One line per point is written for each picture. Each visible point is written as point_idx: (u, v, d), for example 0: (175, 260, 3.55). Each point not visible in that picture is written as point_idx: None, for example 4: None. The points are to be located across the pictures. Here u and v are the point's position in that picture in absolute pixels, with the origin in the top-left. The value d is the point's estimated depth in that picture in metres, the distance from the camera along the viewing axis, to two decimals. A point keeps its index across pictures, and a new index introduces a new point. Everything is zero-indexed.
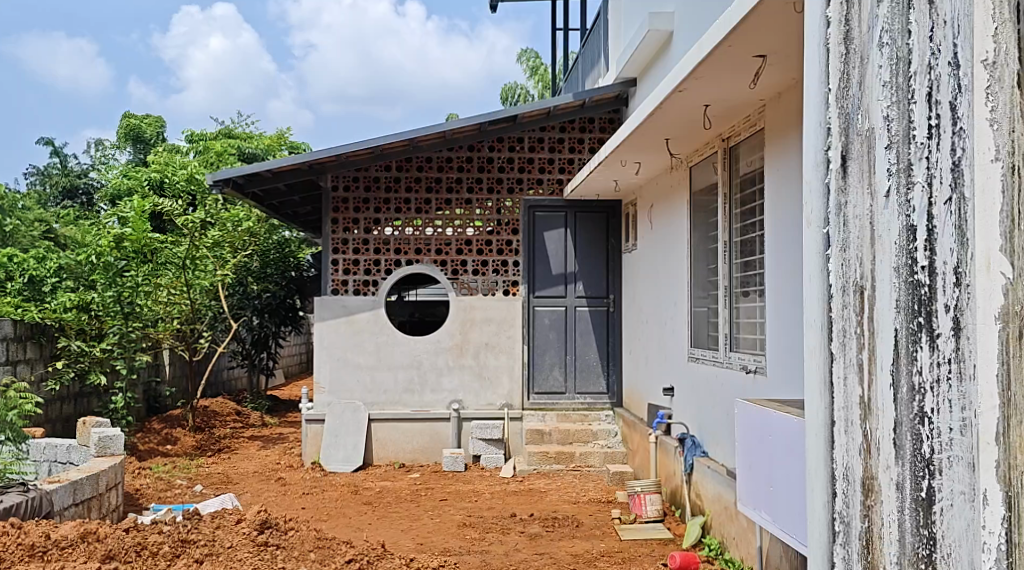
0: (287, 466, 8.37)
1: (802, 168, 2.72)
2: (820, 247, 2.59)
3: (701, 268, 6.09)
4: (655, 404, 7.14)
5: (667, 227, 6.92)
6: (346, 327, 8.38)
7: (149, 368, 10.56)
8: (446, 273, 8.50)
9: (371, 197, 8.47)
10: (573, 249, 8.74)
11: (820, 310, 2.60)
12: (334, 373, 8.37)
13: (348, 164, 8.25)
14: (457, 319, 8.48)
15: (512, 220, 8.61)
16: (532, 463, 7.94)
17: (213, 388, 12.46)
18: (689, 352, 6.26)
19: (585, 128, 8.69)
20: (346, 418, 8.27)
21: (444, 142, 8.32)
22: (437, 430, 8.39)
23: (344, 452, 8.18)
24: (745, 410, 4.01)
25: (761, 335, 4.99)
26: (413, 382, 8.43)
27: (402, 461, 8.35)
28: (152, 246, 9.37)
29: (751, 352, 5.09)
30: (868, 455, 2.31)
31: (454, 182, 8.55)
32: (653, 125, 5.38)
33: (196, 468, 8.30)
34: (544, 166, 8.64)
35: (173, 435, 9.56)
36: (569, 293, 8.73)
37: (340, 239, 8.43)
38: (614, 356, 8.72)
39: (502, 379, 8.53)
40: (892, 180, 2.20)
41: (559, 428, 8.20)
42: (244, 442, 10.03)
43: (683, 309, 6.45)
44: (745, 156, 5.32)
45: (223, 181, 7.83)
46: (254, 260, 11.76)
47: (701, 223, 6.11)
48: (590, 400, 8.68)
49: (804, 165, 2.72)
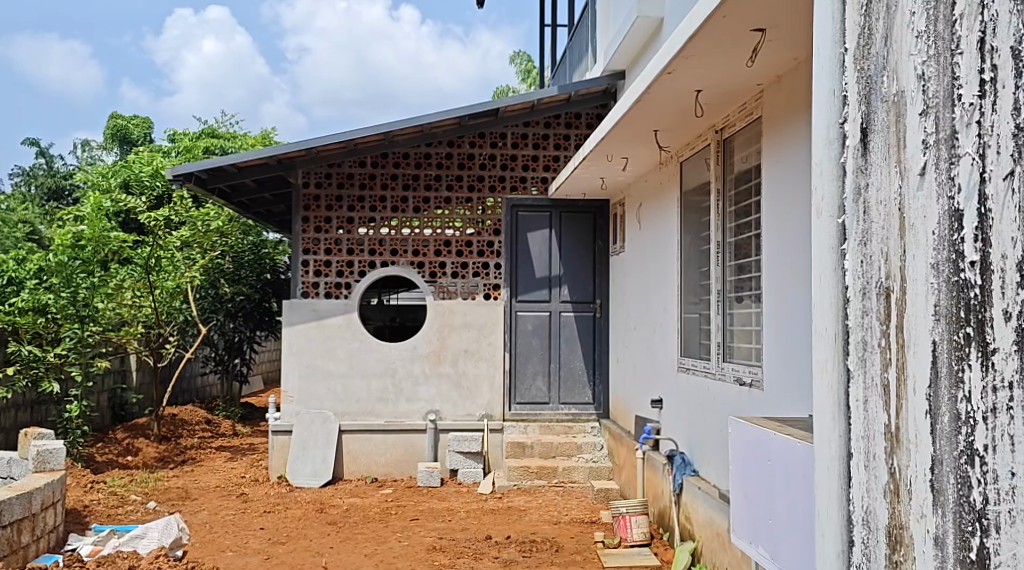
0: (253, 481, 7.88)
1: (811, 145, 2.26)
2: (834, 240, 2.13)
3: (693, 271, 5.64)
4: (643, 417, 6.68)
5: (656, 227, 6.46)
6: (317, 333, 7.90)
7: (112, 374, 10.07)
8: (423, 276, 8.03)
9: (344, 194, 8.00)
10: (557, 251, 8.29)
11: (832, 317, 2.14)
12: (303, 382, 7.88)
13: (319, 159, 7.77)
14: (435, 325, 8.01)
15: (494, 221, 8.14)
16: (512, 479, 7.46)
17: (184, 395, 11.97)
18: (679, 362, 5.81)
19: (571, 124, 8.24)
20: (315, 429, 7.78)
21: (421, 136, 7.86)
22: (413, 443, 7.90)
23: (313, 465, 7.69)
24: (742, 431, 3.54)
25: (757, 345, 4.53)
26: (387, 391, 7.94)
27: (374, 476, 7.87)
28: (113, 245, 8.83)
29: (747, 363, 4.64)
30: (896, 501, 1.86)
31: (432, 180, 8.09)
32: (642, 114, 4.93)
33: (154, 482, 7.81)
34: (528, 164, 8.18)
35: (134, 446, 9.07)
36: (553, 297, 8.27)
37: (311, 239, 7.95)
38: (601, 364, 8.26)
39: (482, 389, 8.05)
40: (930, 153, 1.75)
41: (542, 441, 7.72)
42: (211, 453, 9.53)
43: (674, 315, 5.99)
44: (741, 150, 4.88)
45: (183, 175, 7.35)
46: (227, 262, 11.28)
47: (693, 224, 5.66)
48: (575, 411, 8.23)
49: (814, 142, 2.26)
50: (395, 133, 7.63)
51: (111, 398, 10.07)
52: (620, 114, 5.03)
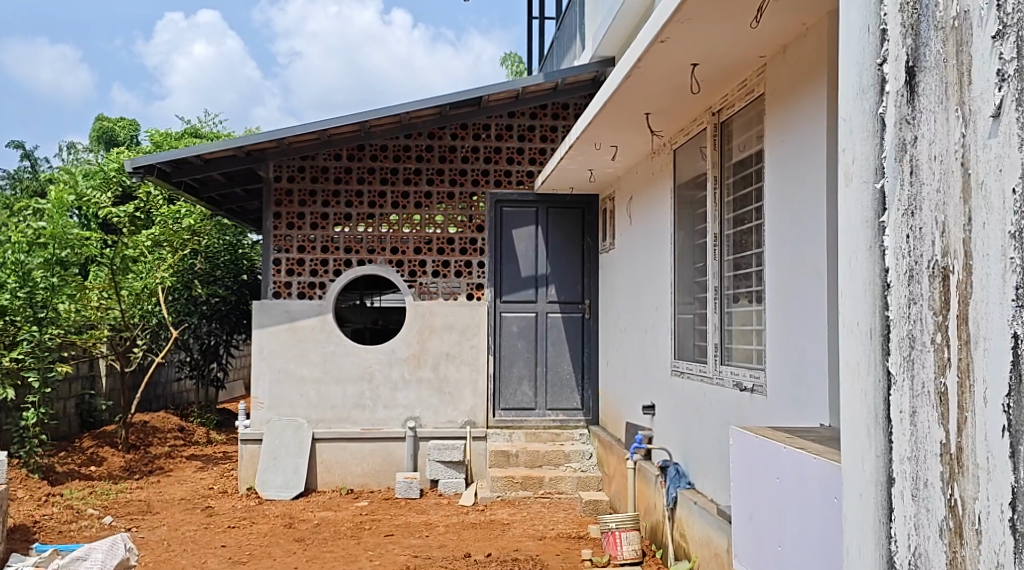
0: (220, 493, 7.41)
1: (840, 97, 1.84)
2: (869, 212, 1.71)
3: (688, 268, 5.22)
4: (635, 424, 6.26)
5: (648, 221, 6.05)
6: (289, 335, 7.45)
7: (80, 379, 9.64)
8: (402, 275, 7.59)
9: (318, 189, 7.56)
10: (544, 248, 7.87)
11: (867, 307, 1.72)
12: (274, 387, 7.43)
13: (291, 152, 7.34)
14: (414, 327, 7.57)
15: (477, 217, 7.71)
16: (494, 490, 7.01)
17: (156, 401, 11.48)
18: (673, 365, 5.38)
19: (558, 115, 7.81)
20: (287, 438, 7.33)
21: (400, 127, 7.44)
22: (391, 452, 7.46)
23: (283, 476, 7.24)
24: (748, 443, 3.08)
25: (758, 347, 4.12)
26: (363, 397, 7.49)
27: (350, 487, 7.42)
28: (77, 242, 8.26)
29: (747, 366, 4.22)
30: (958, 544, 1.44)
31: (411, 173, 7.65)
32: (633, 91, 4.50)
33: (115, 494, 7.32)
34: (512, 157, 7.76)
35: (98, 456, 8.61)
36: (540, 297, 7.84)
37: (283, 236, 7.50)
38: (590, 368, 7.84)
39: (464, 394, 7.60)
40: (1008, 88, 1.34)
41: (527, 450, 7.27)
42: (180, 462, 9.05)
43: (667, 315, 5.57)
44: (740, 133, 4.47)
45: (144, 168, 6.89)
46: (200, 262, 10.79)
47: (688, 218, 5.24)
48: (563, 417, 7.80)
49: (842, 93, 1.84)
50: (371, 123, 7.19)
51: (79, 404, 9.66)
52: (609, 93, 4.61)
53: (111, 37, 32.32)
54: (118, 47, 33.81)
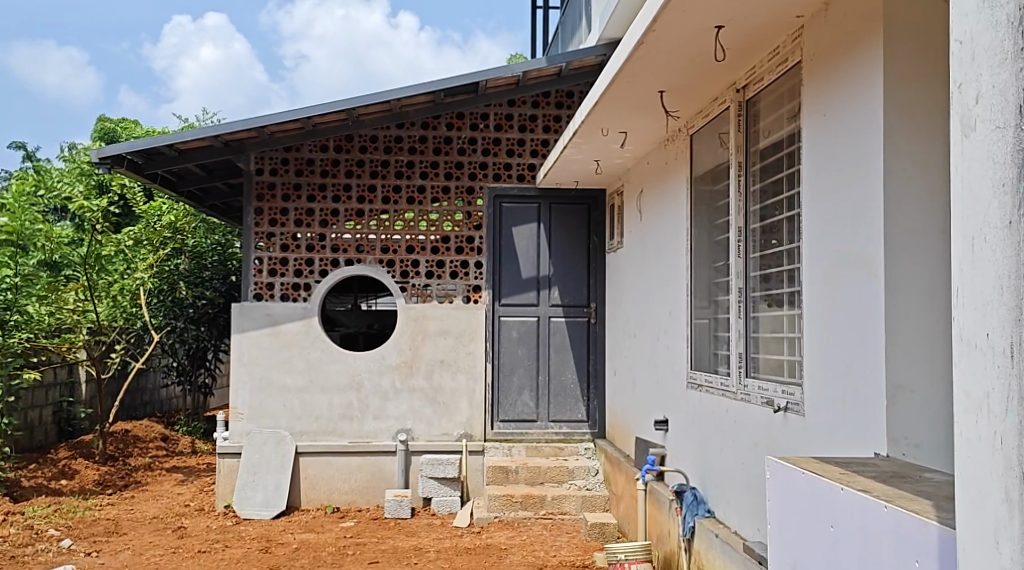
0: (196, 511, 6.86)
1: (953, 40, 1.61)
2: (1009, 174, 1.47)
3: (706, 268, 4.66)
4: (645, 440, 5.69)
5: (660, 216, 5.49)
6: (271, 340, 6.90)
7: (57, 386, 9.23)
8: (394, 276, 7.03)
9: (303, 183, 7.02)
10: (546, 247, 7.31)
11: (1003, 308, 1.49)
12: (255, 397, 6.88)
13: (272, 142, 6.80)
14: (406, 332, 7.01)
15: (474, 213, 7.17)
16: (491, 509, 6.44)
17: (142, 408, 11.00)
18: (688, 377, 4.82)
19: (562, 103, 7.26)
20: (267, 452, 6.78)
21: (391, 116, 6.89)
22: (381, 466, 6.90)
23: (263, 494, 6.69)
24: (793, 482, 2.50)
25: (790, 358, 3.57)
26: (351, 407, 6.94)
27: (336, 505, 6.85)
28: (39, 236, 7.86)
29: (778, 382, 3.67)
30: None
31: (404, 166, 7.12)
32: (649, 57, 3.93)
33: (82, 512, 6.76)
34: (513, 148, 7.21)
35: (71, 468, 8.05)
36: (542, 300, 7.28)
37: (265, 234, 6.95)
38: (596, 377, 7.28)
39: (460, 405, 7.03)
40: None
41: (528, 466, 6.70)
42: (160, 476, 8.49)
43: (682, 321, 5.00)
44: (770, 112, 3.92)
45: (112, 159, 6.34)
46: (183, 263, 10.27)
47: (706, 213, 4.68)
48: (567, 430, 7.24)
49: (956, 40, 1.62)
50: (359, 110, 6.65)
51: (56, 412, 9.25)
52: (623, 61, 4.04)
53: (115, 38, 31.94)
54: (123, 48, 33.59)
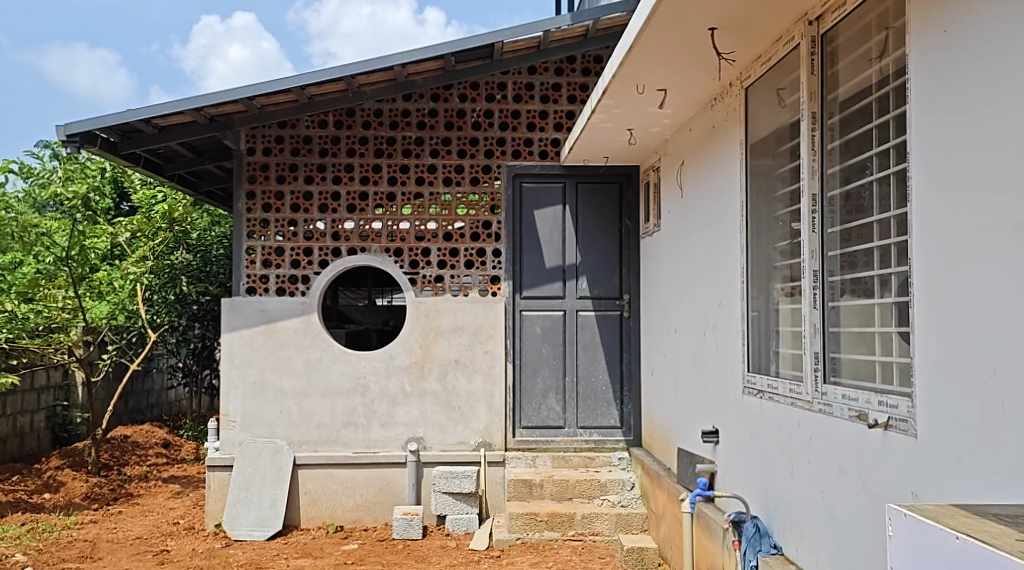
0: (184, 530, 6.15)
1: None
2: None
3: (765, 250, 3.86)
4: (691, 453, 4.87)
5: (707, 189, 4.67)
6: (265, 339, 6.18)
7: (50, 390, 8.67)
8: (402, 266, 6.27)
9: (300, 163, 6.28)
10: (572, 232, 6.51)
11: None
12: (247, 403, 6.15)
13: (262, 117, 6.07)
14: (417, 329, 6.26)
15: (492, 194, 6.38)
16: (512, 530, 5.66)
17: (147, 411, 10.45)
18: (744, 381, 4.01)
19: (590, 69, 6.44)
20: (262, 465, 6.06)
21: (395, 86, 6.14)
22: (389, 479, 6.15)
23: (257, 511, 5.98)
24: (948, 556, 1.69)
25: (900, 361, 2.77)
26: (356, 413, 6.19)
27: (339, 524, 6.11)
28: (14, 225, 7.20)
29: (874, 391, 2.87)
30: None
31: (412, 143, 6.35)
32: None
33: (59, 532, 6.09)
34: (534, 121, 6.42)
35: (57, 480, 7.37)
36: (568, 292, 6.49)
37: (258, 220, 6.23)
38: (631, 377, 6.48)
39: (478, 410, 6.26)
40: None
41: (554, 479, 5.92)
42: (154, 487, 7.78)
43: (736, 314, 4.17)
44: (856, 46, 3.11)
45: (84, 138, 5.61)
46: (180, 256, 9.48)
47: (768, 181, 3.86)
48: (597, 437, 6.43)
49: None
50: (361, 78, 5.89)
51: (49, 417, 8.68)
52: None
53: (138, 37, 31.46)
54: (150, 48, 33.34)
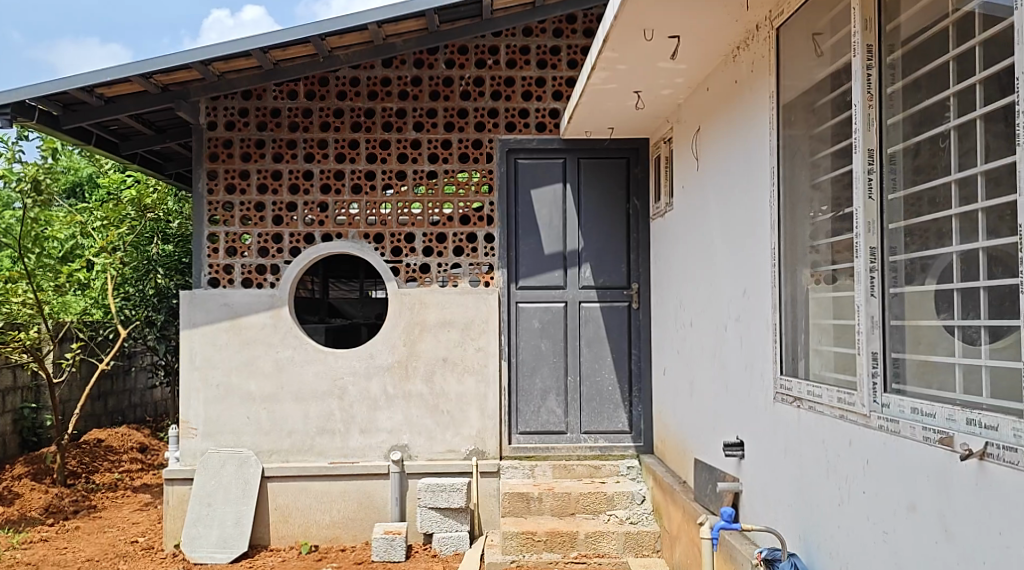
0: (141, 551, 5.50)
1: None
2: None
3: (802, 226, 3.15)
4: (711, 467, 4.17)
5: (727, 158, 3.96)
6: (229, 336, 5.51)
7: (17, 391, 8.05)
8: (382, 253, 5.59)
9: (266, 138, 5.59)
10: (574, 214, 5.80)
11: None
12: (210, 407, 5.50)
13: (222, 86, 5.38)
14: (400, 324, 5.58)
15: (483, 172, 5.68)
16: (506, 551, 4.97)
17: (129, 412, 9.83)
18: (776, 387, 3.31)
19: (592, 29, 5.72)
20: (227, 477, 5.42)
21: (371, 51, 5.45)
22: (369, 493, 5.48)
23: (220, 530, 5.34)
24: None
25: None
26: (332, 419, 5.53)
27: (314, 543, 5.46)
28: None
29: (960, 407, 2.17)
30: None
31: (393, 116, 5.66)
32: None
33: (2, 552, 5.46)
34: (530, 90, 5.71)
35: (13, 491, 6.74)
36: (570, 281, 5.79)
37: (221, 204, 5.56)
38: (640, 376, 5.78)
39: (469, 415, 5.58)
40: None
41: (554, 492, 5.23)
42: (123, 498, 7.14)
43: (766, 304, 3.47)
44: None
45: (17, 111, 4.92)
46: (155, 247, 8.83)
47: (805, 142, 3.15)
48: (604, 444, 5.74)
49: None
50: (332, 40, 5.18)
51: (16, 421, 8.07)
52: None
53: None
54: None
